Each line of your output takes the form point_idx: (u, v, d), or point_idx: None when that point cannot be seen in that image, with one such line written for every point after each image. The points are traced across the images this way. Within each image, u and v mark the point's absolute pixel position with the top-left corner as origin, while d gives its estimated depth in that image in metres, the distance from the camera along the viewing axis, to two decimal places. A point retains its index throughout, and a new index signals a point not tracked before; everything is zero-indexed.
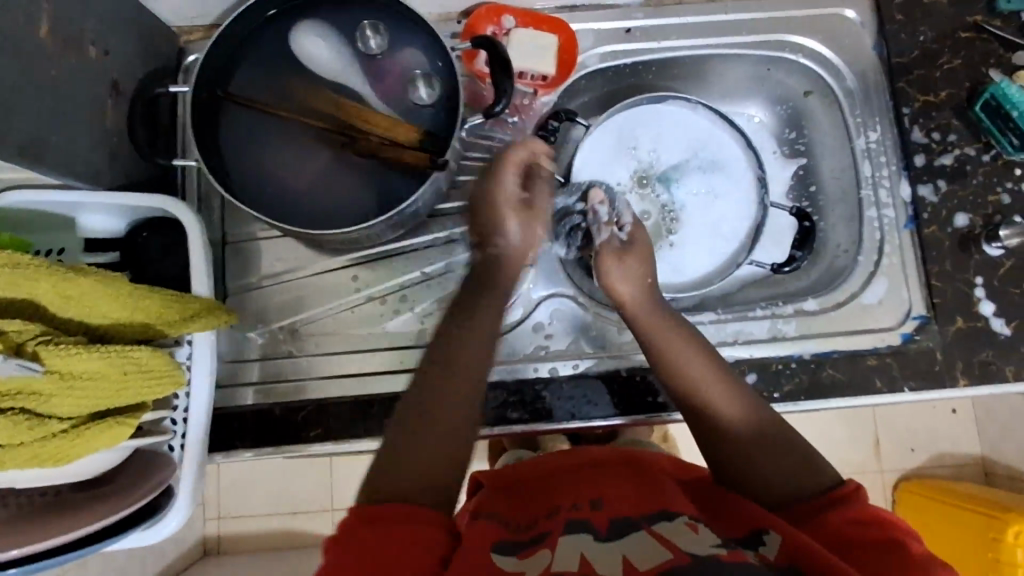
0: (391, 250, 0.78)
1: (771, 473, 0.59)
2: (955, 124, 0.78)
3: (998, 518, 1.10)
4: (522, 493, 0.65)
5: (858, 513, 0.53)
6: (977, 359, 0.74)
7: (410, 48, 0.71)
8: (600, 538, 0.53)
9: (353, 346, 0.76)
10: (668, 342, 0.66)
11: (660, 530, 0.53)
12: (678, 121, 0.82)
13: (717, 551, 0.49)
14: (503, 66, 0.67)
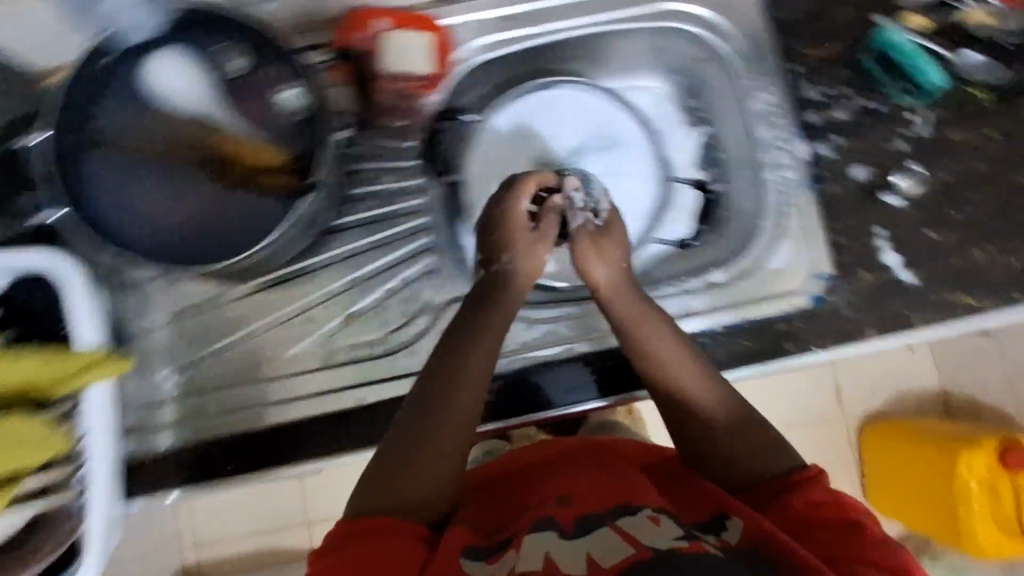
0: (288, 272, 0.75)
1: (743, 451, 0.61)
2: (848, 77, 0.77)
3: (953, 454, 1.10)
4: (491, 489, 0.66)
5: (818, 498, 0.56)
6: (887, 312, 0.74)
7: (275, 63, 0.68)
8: (564, 535, 0.54)
9: (265, 376, 0.74)
10: (643, 327, 0.67)
11: (624, 524, 0.54)
12: (575, 105, 0.82)
13: (676, 544, 0.51)
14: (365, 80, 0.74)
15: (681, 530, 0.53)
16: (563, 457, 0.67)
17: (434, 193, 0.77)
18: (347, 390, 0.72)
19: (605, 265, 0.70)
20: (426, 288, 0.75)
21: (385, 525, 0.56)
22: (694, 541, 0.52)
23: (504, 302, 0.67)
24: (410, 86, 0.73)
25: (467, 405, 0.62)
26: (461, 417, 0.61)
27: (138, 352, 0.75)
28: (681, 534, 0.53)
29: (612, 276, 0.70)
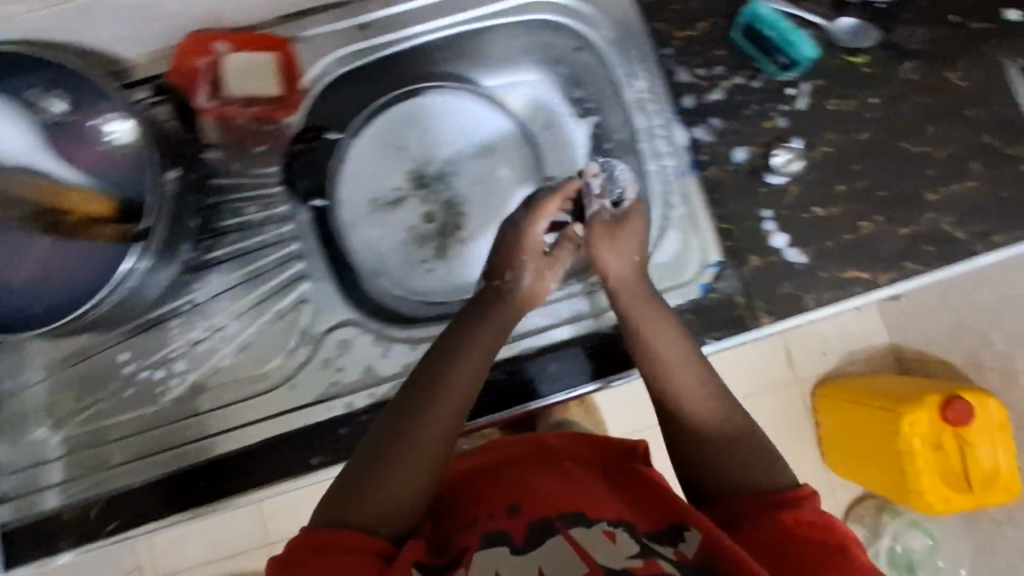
0: (156, 317, 0.72)
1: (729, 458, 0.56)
2: (720, 55, 0.74)
3: (895, 411, 0.95)
4: (453, 495, 0.61)
5: (808, 515, 0.50)
6: (779, 295, 0.72)
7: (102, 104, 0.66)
8: (516, 550, 0.51)
9: (148, 425, 0.71)
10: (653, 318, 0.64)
11: (577, 536, 0.51)
12: (446, 112, 0.79)
13: (630, 564, 0.48)
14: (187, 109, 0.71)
15: (637, 545, 0.50)
16: (534, 460, 0.63)
17: (303, 219, 0.74)
18: (225, 432, 0.70)
19: (623, 255, 0.66)
20: (301, 317, 0.73)
21: (338, 539, 0.49)
22: (649, 559, 0.49)
23: (498, 314, 0.62)
24: (260, 109, 0.71)
25: (453, 420, 0.56)
26: (447, 432, 0.55)
27: (12, 412, 0.72)
28: (637, 551, 0.49)
29: (624, 271, 0.66)
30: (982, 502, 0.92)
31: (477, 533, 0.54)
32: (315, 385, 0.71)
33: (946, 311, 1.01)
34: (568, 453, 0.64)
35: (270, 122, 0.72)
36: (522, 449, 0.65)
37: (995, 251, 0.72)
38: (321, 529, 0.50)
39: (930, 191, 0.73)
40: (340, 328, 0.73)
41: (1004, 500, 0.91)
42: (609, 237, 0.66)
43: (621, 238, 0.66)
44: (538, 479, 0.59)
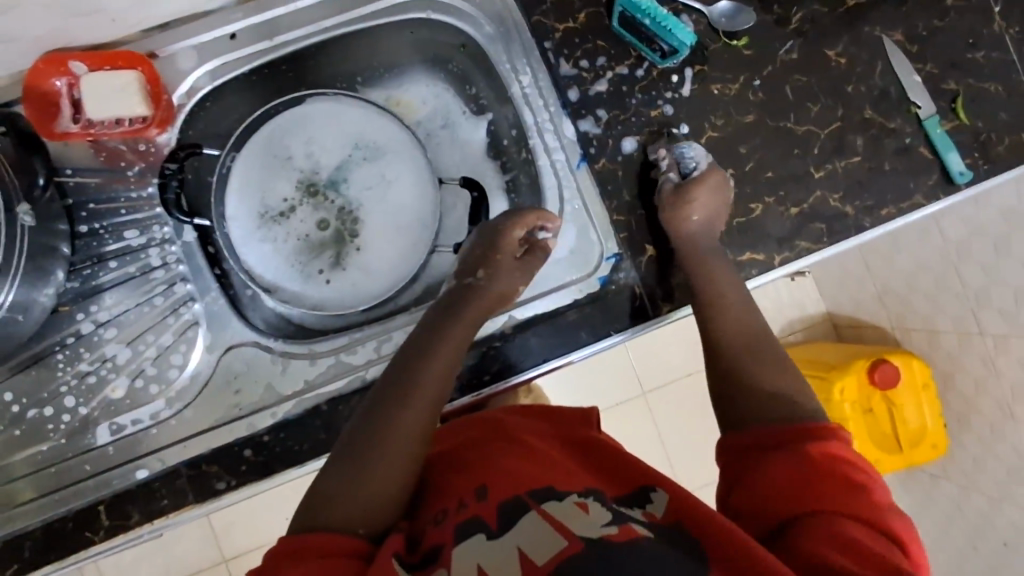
0: (39, 352, 0.69)
1: (773, 403, 0.58)
2: (601, 45, 0.74)
3: (827, 379, 1.09)
4: (426, 481, 0.62)
5: (808, 468, 0.50)
6: (676, 281, 0.73)
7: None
8: (492, 536, 0.51)
9: (36, 466, 0.67)
10: (709, 272, 0.68)
11: (550, 511, 0.52)
12: (334, 115, 0.76)
13: (607, 533, 0.49)
14: (30, 145, 0.66)
15: (609, 514, 0.52)
16: (500, 436, 0.64)
17: (186, 239, 0.71)
18: (120, 466, 0.67)
19: (700, 214, 0.70)
20: (193, 342, 0.70)
21: (321, 543, 0.49)
22: (624, 526, 0.50)
23: (461, 314, 0.65)
24: (126, 130, 0.68)
25: (425, 425, 0.58)
26: (420, 434, 0.57)
27: None
28: (610, 519, 0.51)
29: (703, 227, 0.70)
30: (908, 459, 1.06)
31: (454, 522, 0.54)
32: (216, 410, 0.69)
33: (874, 282, 1.00)
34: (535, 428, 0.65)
35: (145, 140, 0.70)
36: (472, 430, 0.66)
37: (881, 225, 0.74)
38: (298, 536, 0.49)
39: (817, 169, 0.75)
40: (234, 351, 0.70)
41: (930, 456, 1.03)
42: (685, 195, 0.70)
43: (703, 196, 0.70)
44: (510, 455, 0.59)
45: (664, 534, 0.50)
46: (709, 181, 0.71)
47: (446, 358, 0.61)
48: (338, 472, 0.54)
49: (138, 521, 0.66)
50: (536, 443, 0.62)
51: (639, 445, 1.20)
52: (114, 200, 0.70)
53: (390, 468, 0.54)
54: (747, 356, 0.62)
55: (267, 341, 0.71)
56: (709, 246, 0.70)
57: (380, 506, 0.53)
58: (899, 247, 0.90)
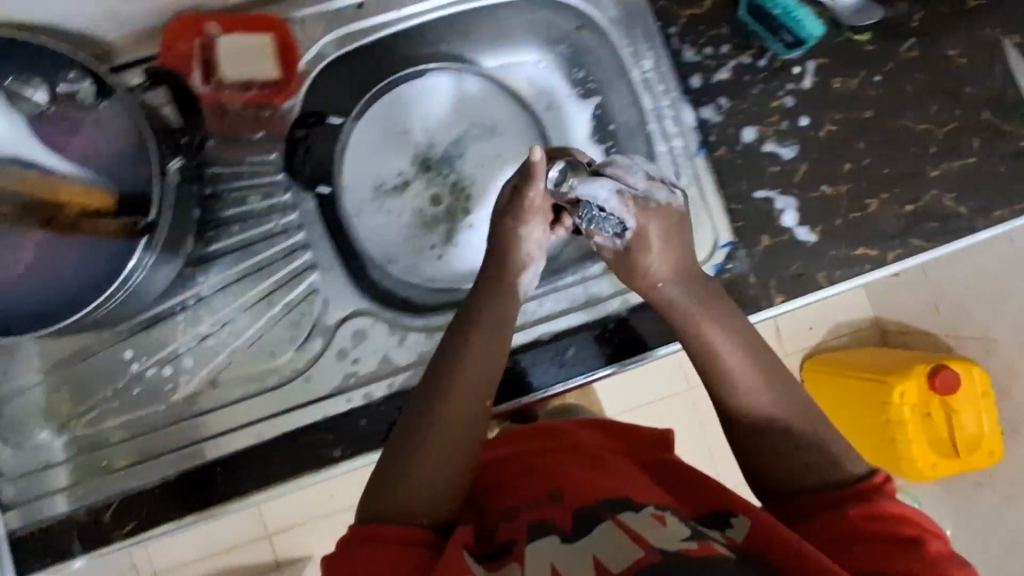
0: (161, 313, 0.70)
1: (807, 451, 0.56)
2: (726, 34, 0.74)
3: (885, 383, 1.09)
4: (493, 482, 0.63)
5: (875, 511, 0.51)
6: (789, 273, 0.73)
7: (80, 82, 0.58)
8: (565, 539, 0.51)
9: (155, 424, 0.69)
10: (698, 326, 0.63)
11: (626, 521, 0.52)
12: (451, 93, 0.78)
13: (684, 546, 0.48)
14: (192, 102, 0.62)
15: (688, 530, 0.51)
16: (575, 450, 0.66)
17: (307, 207, 0.71)
18: (240, 428, 0.68)
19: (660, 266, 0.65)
20: (310, 308, 0.70)
21: (392, 531, 0.51)
22: (702, 543, 0.49)
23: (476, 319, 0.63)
24: (257, 95, 0.67)
25: (473, 420, 0.58)
26: (470, 432, 0.57)
27: (11, 417, 0.69)
28: (688, 534, 0.50)
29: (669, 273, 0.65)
30: (966, 466, 1.04)
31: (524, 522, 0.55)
32: (332, 378, 0.69)
33: (927, 285, 1.09)
34: (613, 448, 0.67)
35: (269, 107, 0.69)
36: (547, 442, 0.68)
37: (995, 227, 0.73)
38: (372, 522, 0.52)
39: (932, 168, 0.74)
40: (350, 320, 0.70)
41: (985, 464, 1.02)
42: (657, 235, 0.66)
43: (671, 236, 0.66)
44: (582, 468, 0.61)
45: (741, 553, 0.49)
46: (648, 234, 0.65)
47: (480, 359, 0.60)
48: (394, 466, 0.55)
49: (250, 489, 0.66)
50: (610, 460, 0.64)
51: (696, 439, 1.21)
52: (239, 166, 0.70)
53: (440, 461, 0.55)
54: (760, 401, 0.59)
55: (383, 314, 0.71)
56: (690, 297, 0.64)
57: (436, 501, 0.54)
58: (960, 257, 1.01)
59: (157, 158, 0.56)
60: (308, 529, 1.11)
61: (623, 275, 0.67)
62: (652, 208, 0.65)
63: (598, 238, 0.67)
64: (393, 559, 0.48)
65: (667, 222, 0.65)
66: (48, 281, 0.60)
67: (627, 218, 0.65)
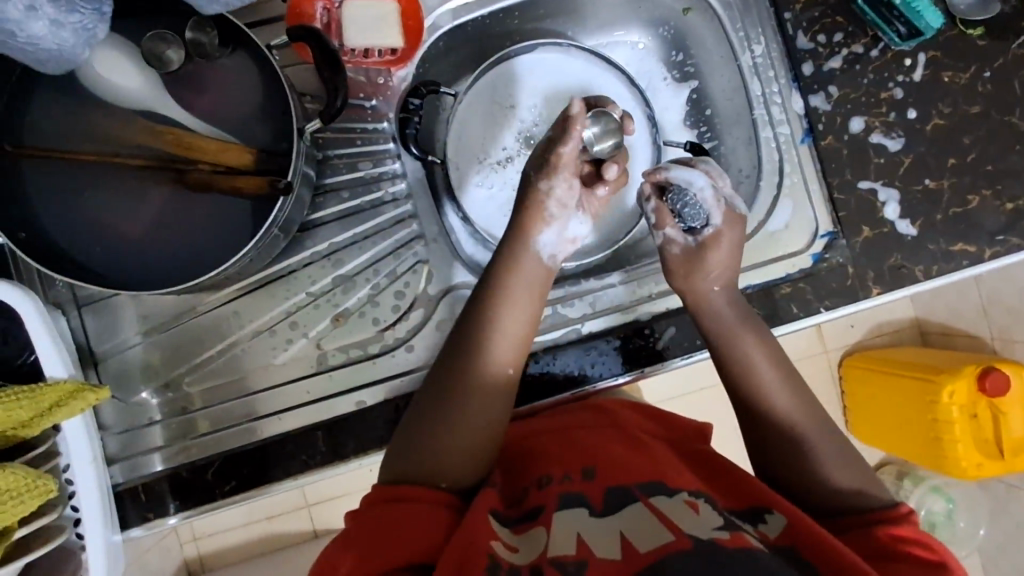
0: (271, 276, 0.70)
1: (834, 469, 0.58)
2: (840, 22, 0.74)
3: (934, 382, 1.04)
4: (529, 449, 0.65)
5: (904, 532, 0.52)
6: (887, 266, 0.73)
7: (206, 29, 0.58)
8: (594, 513, 0.53)
9: (254, 388, 0.70)
10: (742, 341, 0.65)
11: (657, 504, 0.53)
12: (557, 69, 0.77)
13: (717, 535, 0.47)
14: (333, 64, 0.57)
15: (722, 519, 0.50)
16: (617, 428, 0.66)
17: (416, 176, 0.71)
18: (345, 394, 0.69)
19: (717, 279, 0.67)
20: (418, 278, 0.70)
21: (411, 493, 0.53)
22: (736, 533, 0.48)
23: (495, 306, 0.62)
24: (377, 61, 0.68)
25: (492, 402, 0.59)
26: (488, 414, 0.58)
27: (112, 373, 0.69)
28: (722, 524, 0.49)
29: (716, 289, 0.67)
30: (1009, 468, 1.03)
31: (553, 494, 0.56)
32: (433, 349, 0.69)
33: (978, 289, 1.07)
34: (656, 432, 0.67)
35: (383, 73, 0.70)
36: (585, 416, 0.68)
37: None
38: (391, 483, 0.55)
39: None
40: (451, 293, 0.70)
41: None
42: (714, 244, 0.68)
43: (722, 249, 0.67)
44: (622, 449, 0.61)
45: (773, 548, 0.49)
46: (719, 234, 0.68)
47: (505, 344, 0.61)
48: (412, 433, 0.57)
49: (352, 455, 0.67)
50: (648, 441, 0.64)
51: None
52: (354, 131, 0.70)
53: (459, 440, 0.57)
54: (794, 417, 0.61)
55: None
56: (733, 311, 0.66)
57: (452, 473, 0.56)
58: None
59: (297, 119, 0.57)
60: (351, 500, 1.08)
61: (678, 272, 0.69)
62: (736, 215, 0.69)
63: (669, 229, 0.70)
64: (411, 519, 0.51)
65: (742, 238, 0.68)
66: (174, 236, 0.60)
67: (715, 214, 0.68)
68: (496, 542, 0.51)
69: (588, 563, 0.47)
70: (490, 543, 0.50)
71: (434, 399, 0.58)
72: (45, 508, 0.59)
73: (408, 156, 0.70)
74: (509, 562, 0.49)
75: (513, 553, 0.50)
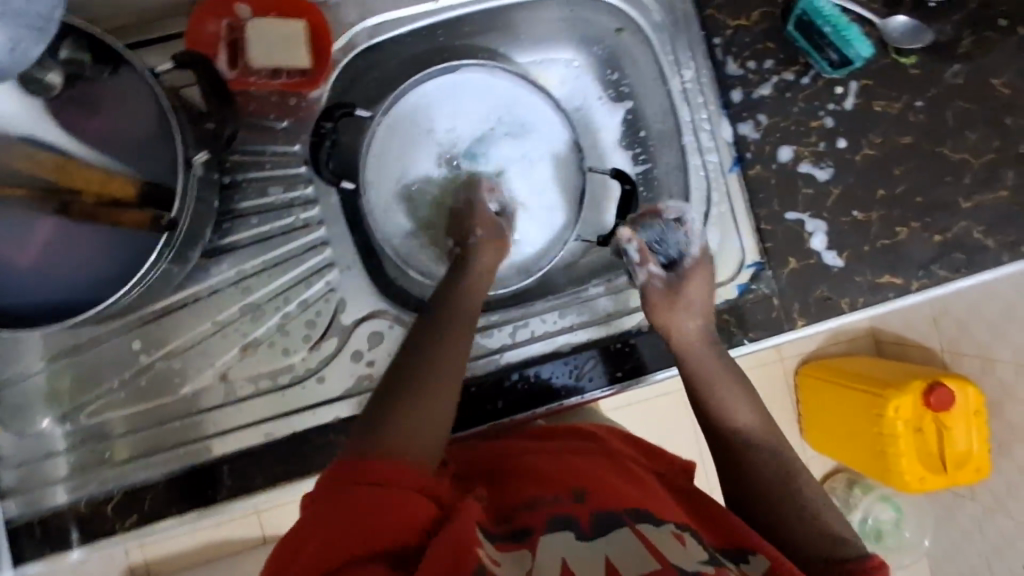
0: (176, 303, 0.67)
1: (803, 517, 0.56)
2: (771, 48, 0.72)
3: (881, 396, 1.02)
4: (515, 469, 0.61)
5: None
6: (813, 297, 0.72)
7: (76, 46, 0.55)
8: (581, 537, 0.49)
9: (158, 419, 0.67)
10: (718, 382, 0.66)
11: (646, 533, 0.50)
12: (481, 88, 0.75)
13: (702, 568, 0.46)
14: (221, 96, 0.59)
15: (707, 554, 0.49)
16: (609, 457, 0.63)
17: (331, 201, 0.69)
18: (254, 425, 0.66)
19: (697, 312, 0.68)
20: (330, 308, 0.68)
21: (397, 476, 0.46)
22: (721, 567, 0.47)
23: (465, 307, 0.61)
24: (285, 83, 0.65)
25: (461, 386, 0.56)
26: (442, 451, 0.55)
27: (9, 403, 0.66)
28: (707, 558, 0.48)
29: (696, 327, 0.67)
30: (952, 481, 1.03)
31: (544, 514, 0.52)
32: (343, 380, 0.67)
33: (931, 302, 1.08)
34: (644, 463, 0.65)
35: (297, 95, 0.67)
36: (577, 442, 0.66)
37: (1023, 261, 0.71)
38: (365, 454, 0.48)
39: (967, 199, 0.72)
40: (367, 321, 0.68)
41: (970, 480, 1.03)
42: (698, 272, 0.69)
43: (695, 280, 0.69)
44: (616, 477, 0.59)
45: None
46: (698, 268, 0.69)
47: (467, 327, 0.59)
48: (394, 414, 0.51)
49: (260, 487, 0.66)
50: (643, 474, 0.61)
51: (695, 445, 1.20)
52: (263, 156, 0.68)
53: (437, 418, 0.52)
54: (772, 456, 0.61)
55: (401, 322, 0.68)
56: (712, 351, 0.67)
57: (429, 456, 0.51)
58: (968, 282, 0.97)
59: (183, 150, 0.55)
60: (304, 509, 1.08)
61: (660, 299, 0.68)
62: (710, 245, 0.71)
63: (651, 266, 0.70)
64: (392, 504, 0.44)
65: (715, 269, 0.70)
66: (65, 266, 0.58)
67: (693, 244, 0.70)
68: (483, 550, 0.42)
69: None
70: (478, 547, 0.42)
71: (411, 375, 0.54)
72: None
73: (322, 180, 0.68)
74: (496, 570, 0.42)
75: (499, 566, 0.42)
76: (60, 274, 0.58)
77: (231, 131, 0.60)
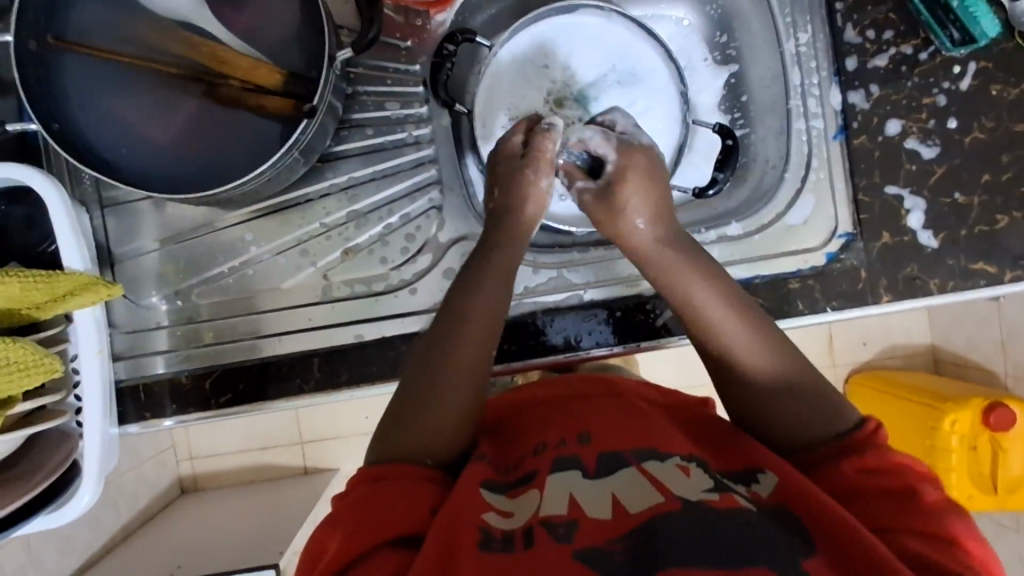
0: (290, 201, 0.72)
1: (778, 403, 0.56)
2: (892, 19, 0.72)
3: (938, 409, 1.04)
4: (520, 423, 0.63)
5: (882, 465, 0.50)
6: (902, 275, 0.71)
7: None
8: (587, 475, 0.52)
9: (257, 309, 0.71)
10: (686, 281, 0.60)
11: (651, 470, 0.52)
12: (596, 32, 0.78)
13: (706, 497, 0.48)
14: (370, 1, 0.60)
15: (711, 482, 0.50)
16: (612, 394, 0.64)
17: (443, 122, 0.73)
18: (341, 325, 0.70)
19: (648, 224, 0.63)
20: (428, 225, 0.72)
21: (397, 470, 0.53)
22: (725, 494, 0.48)
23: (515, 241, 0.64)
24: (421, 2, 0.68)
25: (483, 350, 0.59)
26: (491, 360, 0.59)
27: (126, 275, 0.71)
28: (711, 486, 0.49)
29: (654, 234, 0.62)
30: (1000, 504, 1.02)
31: (549, 457, 0.55)
32: (434, 294, 0.70)
33: (999, 321, 1.03)
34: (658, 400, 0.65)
35: (421, 16, 0.72)
36: (584, 386, 0.66)
37: None
38: (378, 463, 0.54)
39: None
40: (461, 242, 0.71)
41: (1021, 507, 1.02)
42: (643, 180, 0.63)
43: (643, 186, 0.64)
44: (615, 415, 0.59)
45: (763, 508, 0.48)
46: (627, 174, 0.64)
47: (493, 291, 0.60)
48: (405, 418, 0.56)
49: (345, 384, 0.68)
50: (645, 407, 0.62)
51: None
52: (386, 70, 0.72)
53: (442, 393, 0.56)
54: (764, 366, 0.56)
55: None
56: (676, 251, 0.61)
57: (440, 444, 0.56)
58: None
59: (329, 45, 0.58)
60: (342, 443, 1.21)
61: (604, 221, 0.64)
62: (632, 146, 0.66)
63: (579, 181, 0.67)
64: (396, 495, 0.51)
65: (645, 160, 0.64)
66: (199, 146, 0.62)
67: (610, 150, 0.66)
68: (489, 513, 0.50)
69: (579, 524, 0.47)
70: (482, 515, 0.50)
71: (423, 353, 0.58)
72: (48, 389, 0.63)
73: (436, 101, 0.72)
74: (501, 529, 0.48)
75: (506, 519, 0.49)
76: (195, 155, 0.62)
77: (377, 32, 0.60)
